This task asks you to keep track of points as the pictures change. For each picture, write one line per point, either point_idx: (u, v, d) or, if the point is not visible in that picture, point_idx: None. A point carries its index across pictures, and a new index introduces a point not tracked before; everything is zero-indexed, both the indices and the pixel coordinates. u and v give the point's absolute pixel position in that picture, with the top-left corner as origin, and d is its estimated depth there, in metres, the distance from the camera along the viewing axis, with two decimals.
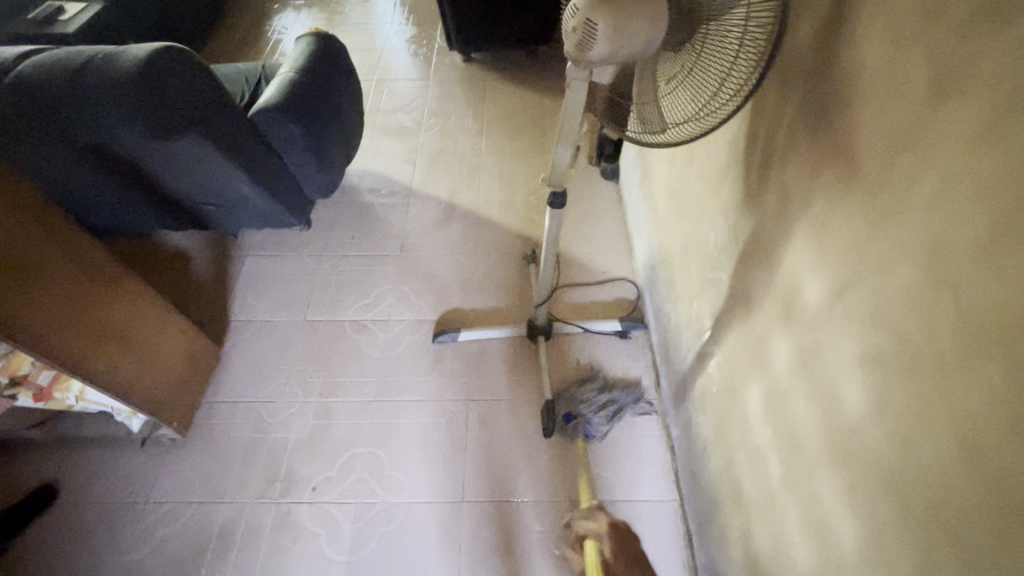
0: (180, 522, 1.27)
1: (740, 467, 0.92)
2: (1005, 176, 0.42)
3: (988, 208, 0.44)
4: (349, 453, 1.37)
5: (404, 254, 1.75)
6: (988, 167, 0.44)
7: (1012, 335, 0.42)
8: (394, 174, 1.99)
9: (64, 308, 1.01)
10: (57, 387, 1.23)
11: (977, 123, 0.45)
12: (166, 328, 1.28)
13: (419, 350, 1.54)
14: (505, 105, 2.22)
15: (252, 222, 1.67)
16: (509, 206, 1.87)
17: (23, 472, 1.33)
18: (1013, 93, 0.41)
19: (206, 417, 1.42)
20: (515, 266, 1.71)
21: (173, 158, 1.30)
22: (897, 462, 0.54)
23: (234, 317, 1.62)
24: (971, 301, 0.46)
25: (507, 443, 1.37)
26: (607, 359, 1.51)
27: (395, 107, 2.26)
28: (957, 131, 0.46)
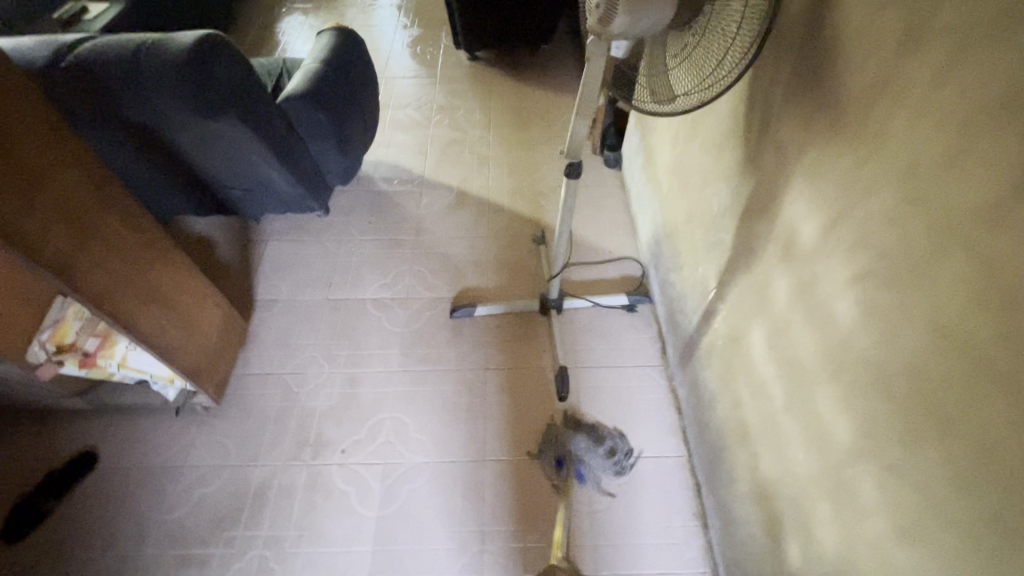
0: (216, 481, 1.35)
1: (746, 406, 1.01)
2: (968, 101, 0.52)
3: (955, 129, 0.54)
4: (376, 418, 1.44)
5: (420, 237, 1.84)
6: (953, 97, 0.54)
7: (978, 229, 0.52)
8: (407, 164, 2.09)
9: (113, 264, 1.10)
10: (100, 355, 1.25)
11: (945, 63, 0.55)
12: (200, 299, 1.37)
13: (438, 324, 1.62)
14: (511, 100, 2.33)
15: (276, 207, 1.75)
16: (518, 193, 1.97)
17: (66, 440, 1.41)
18: (971, 34, 0.52)
19: (237, 388, 1.50)
20: (525, 247, 1.80)
21: (211, 140, 1.39)
22: (886, 358, 0.64)
23: (259, 297, 1.70)
24: (943, 208, 0.56)
25: (524, 408, 1.45)
26: (615, 330, 1.60)
27: (405, 103, 2.36)
28: (929, 71, 0.57)
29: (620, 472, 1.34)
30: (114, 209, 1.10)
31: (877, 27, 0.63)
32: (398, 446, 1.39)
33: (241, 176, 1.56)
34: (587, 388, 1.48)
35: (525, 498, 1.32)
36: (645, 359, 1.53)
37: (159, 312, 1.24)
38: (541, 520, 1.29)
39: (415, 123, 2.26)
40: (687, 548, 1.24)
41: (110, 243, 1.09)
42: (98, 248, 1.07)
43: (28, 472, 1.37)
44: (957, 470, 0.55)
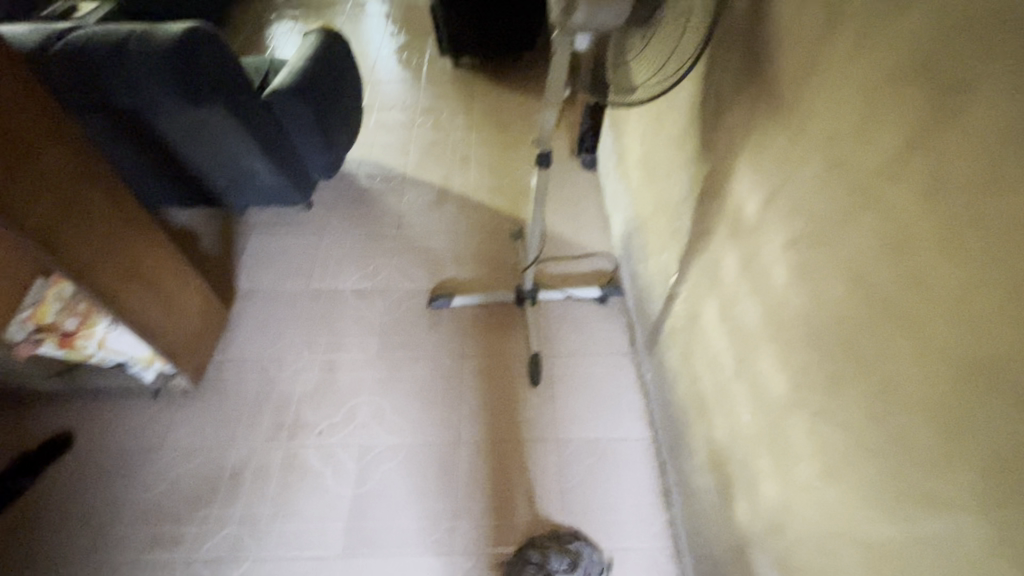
0: (192, 462, 1.37)
1: (703, 379, 1.07)
2: (865, 76, 0.60)
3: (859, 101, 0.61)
4: (352, 402, 1.47)
5: (401, 232, 1.89)
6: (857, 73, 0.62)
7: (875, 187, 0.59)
8: (390, 163, 2.15)
9: (94, 238, 1.13)
10: (80, 334, 1.29)
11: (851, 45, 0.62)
12: (181, 282, 1.40)
13: (416, 314, 1.66)
14: (493, 105, 2.41)
15: (260, 200, 1.80)
16: (497, 191, 2.03)
17: (42, 421, 1.43)
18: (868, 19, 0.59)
19: (216, 373, 1.52)
20: (503, 242, 1.86)
21: (196, 129, 1.43)
22: (812, 313, 0.70)
23: (241, 287, 1.72)
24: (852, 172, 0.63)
25: (498, 393, 1.50)
26: (588, 320, 1.66)
27: (390, 105, 2.42)
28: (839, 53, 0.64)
29: (590, 452, 1.39)
30: (97, 185, 1.13)
31: (801, 18, 0.71)
32: (374, 428, 1.42)
33: (226, 166, 1.60)
34: (559, 374, 1.53)
35: (497, 478, 1.36)
36: (616, 348, 1.59)
37: (140, 290, 1.27)
38: (512, 499, 1.32)
39: (399, 124, 2.32)
40: (652, 524, 1.29)
41: (91, 217, 1.12)
42: (79, 221, 1.10)
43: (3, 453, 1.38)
44: (866, 405, 0.60)
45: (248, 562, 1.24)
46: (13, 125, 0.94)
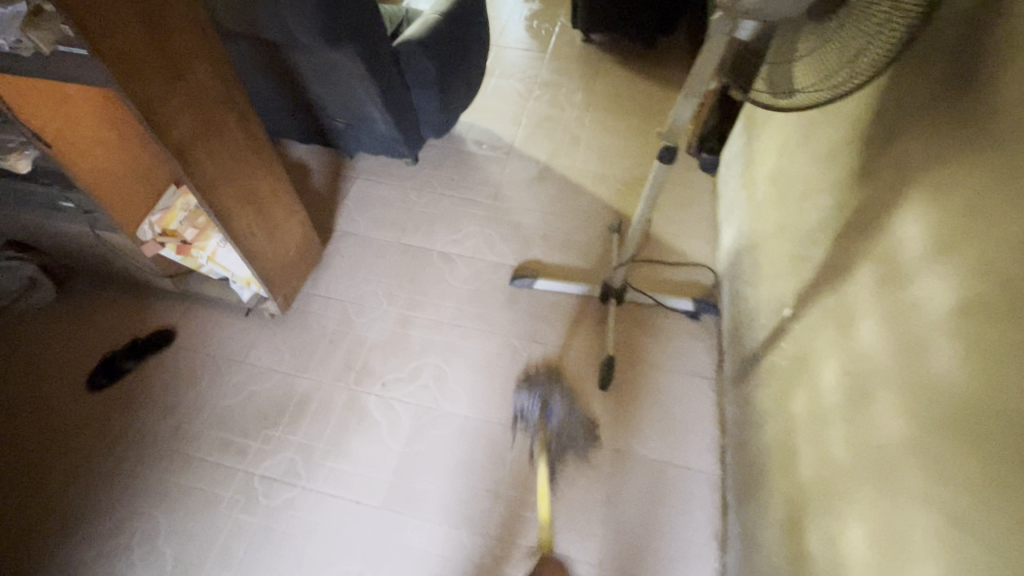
0: (268, 382, 1.43)
1: (801, 432, 0.95)
2: None
3: None
4: (420, 361, 1.48)
5: (497, 203, 1.87)
6: None
7: None
8: (500, 130, 2.11)
9: (225, 159, 1.17)
10: (195, 244, 1.40)
11: None
12: (292, 215, 1.45)
13: (496, 287, 1.64)
14: (615, 90, 2.29)
15: (371, 146, 1.82)
16: (602, 179, 1.96)
17: (152, 315, 1.55)
18: None
19: (302, 304, 1.58)
20: (599, 233, 1.79)
21: (327, 67, 1.46)
22: (977, 396, 0.59)
23: (339, 228, 1.78)
24: None
25: (563, 386, 1.45)
26: (673, 333, 1.56)
27: (510, 71, 2.37)
28: None
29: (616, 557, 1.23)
30: (236, 110, 1.17)
31: None
32: (435, 391, 1.43)
33: (350, 110, 1.64)
34: (632, 384, 1.46)
35: (513, 507, 1.28)
36: (697, 369, 1.48)
37: (257, 218, 1.31)
38: (522, 533, 1.24)
39: (516, 95, 2.26)
40: (695, 568, 1.22)
41: (225, 139, 1.16)
42: (215, 142, 1.13)
43: (116, 337, 1.50)
44: None
45: (299, 488, 1.27)
46: (171, 37, 0.97)
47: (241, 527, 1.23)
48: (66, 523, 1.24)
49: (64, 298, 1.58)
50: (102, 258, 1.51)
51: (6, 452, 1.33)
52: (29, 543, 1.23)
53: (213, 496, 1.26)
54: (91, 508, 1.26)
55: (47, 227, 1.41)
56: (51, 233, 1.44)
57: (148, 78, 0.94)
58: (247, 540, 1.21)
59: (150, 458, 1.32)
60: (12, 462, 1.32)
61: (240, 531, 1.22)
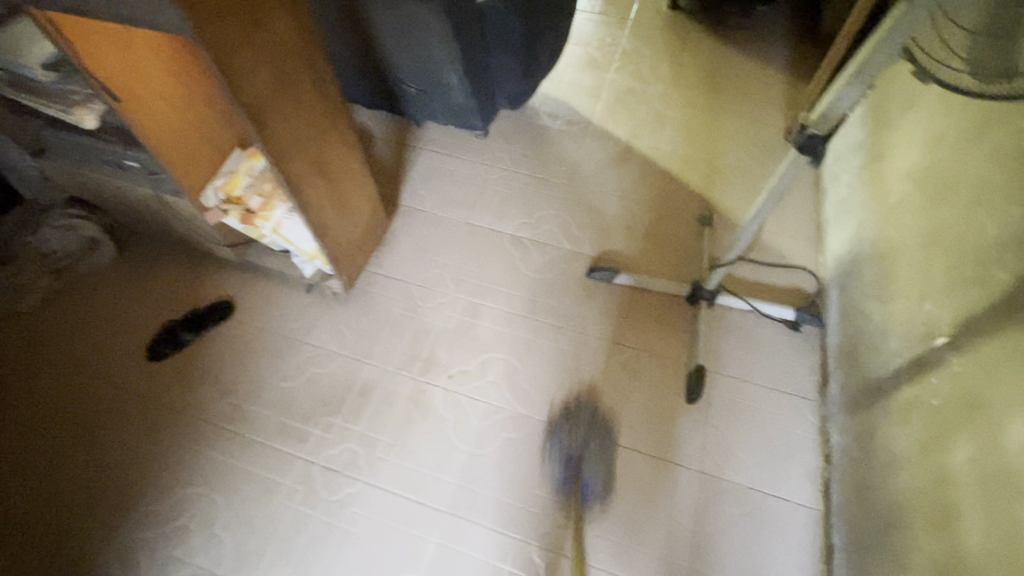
0: (329, 367, 1.35)
1: (965, 494, 0.81)
2: None
3: None
4: (488, 355, 1.37)
5: (573, 185, 1.71)
6: None
7: None
8: (577, 104, 1.93)
9: (300, 124, 1.05)
10: (260, 214, 1.29)
11: None
12: (361, 188, 1.33)
13: (572, 279, 1.50)
14: (705, 63, 2.06)
15: (443, 116, 1.66)
16: (690, 165, 1.77)
17: (210, 284, 1.48)
18: None
19: (366, 284, 1.49)
20: (686, 226, 1.62)
21: (407, 23, 1.33)
22: None
23: (403, 204, 1.66)
24: None
25: (645, 397, 1.33)
26: (769, 345, 1.40)
27: (587, 36, 2.16)
28: None
29: None
30: (313, 69, 1.04)
31: None
32: (504, 390, 1.32)
33: (424, 75, 1.49)
34: (721, 399, 1.32)
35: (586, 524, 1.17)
36: (796, 388, 1.33)
37: (327, 191, 1.20)
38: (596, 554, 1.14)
39: (594, 64, 2.06)
40: None
41: (301, 102, 1.03)
42: (291, 105, 1.01)
43: (174, 305, 1.44)
44: None
45: (360, 483, 1.20)
46: None
47: (300, 519, 1.16)
48: (123, 497, 1.20)
49: (123, 259, 1.52)
50: (164, 223, 1.44)
51: (63, 418, 1.29)
52: (85, 516, 1.18)
53: (272, 484, 1.20)
54: (149, 484, 1.21)
55: (111, 188, 1.34)
56: (114, 193, 1.37)
57: (226, 27, 0.82)
58: (307, 534, 1.15)
59: (208, 437, 1.26)
60: (69, 429, 1.27)
61: (300, 524, 1.16)
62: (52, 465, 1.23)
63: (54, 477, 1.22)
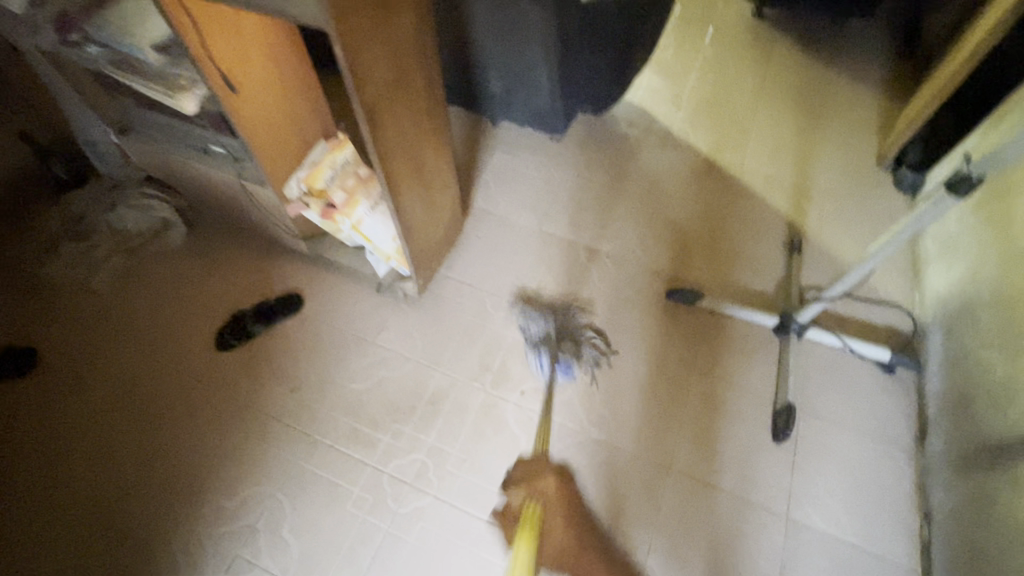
0: (398, 371, 1.31)
1: None
2: None
3: None
4: (562, 373, 1.32)
5: (652, 197, 1.63)
6: None
7: None
8: (656, 110, 1.84)
9: (406, 123, 1.00)
10: (341, 209, 1.23)
11: None
12: (446, 189, 1.28)
13: (651, 299, 1.44)
14: (792, 75, 1.95)
15: (523, 116, 1.59)
16: (776, 185, 1.67)
17: (279, 274, 1.44)
18: None
19: (437, 286, 1.43)
20: (772, 251, 1.54)
21: (508, 21, 1.26)
22: None
23: (476, 204, 1.59)
24: None
25: (726, 431, 1.26)
26: (861, 386, 1.32)
27: (667, 38, 2.06)
28: None
29: None
30: (425, 65, 0.99)
31: None
32: (579, 412, 1.27)
33: (513, 73, 1.43)
34: (807, 441, 1.25)
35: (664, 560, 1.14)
36: (889, 435, 1.26)
37: (419, 192, 1.15)
38: None
39: (675, 69, 1.96)
40: None
41: (410, 100, 0.98)
42: (401, 104, 0.96)
43: (242, 294, 1.41)
44: None
45: (430, 497, 1.17)
46: None
47: (369, 530, 1.13)
48: (189, 493, 1.17)
49: (193, 240, 1.48)
50: (238, 209, 1.40)
51: (129, 402, 1.26)
52: (151, 510, 1.15)
53: (340, 491, 1.17)
54: (215, 482, 1.18)
55: (189, 171, 1.31)
56: (191, 176, 1.34)
57: (359, 22, 0.77)
58: (375, 546, 1.12)
59: (275, 436, 1.23)
60: (134, 414, 1.25)
61: (368, 535, 1.13)
62: (117, 453, 1.20)
63: (119, 466, 1.19)
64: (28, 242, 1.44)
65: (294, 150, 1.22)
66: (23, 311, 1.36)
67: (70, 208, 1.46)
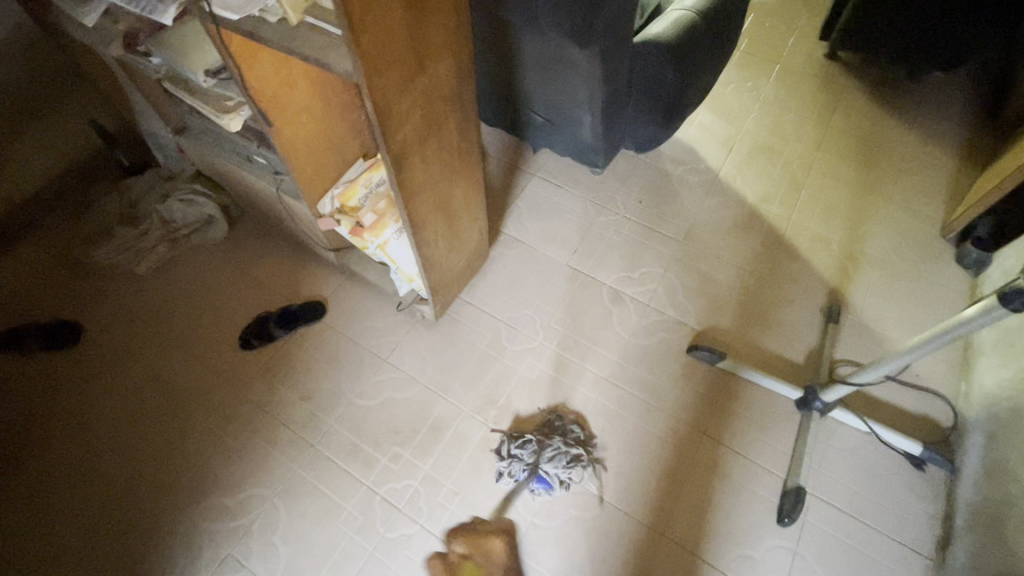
0: (406, 393, 1.33)
1: None
2: None
3: None
4: (567, 418, 1.30)
5: (687, 245, 1.58)
6: None
7: None
8: (705, 151, 1.78)
9: (435, 163, 1.01)
10: (369, 229, 1.23)
11: None
12: (472, 220, 1.28)
13: (670, 353, 1.39)
14: (858, 127, 1.84)
15: (563, 148, 1.57)
16: (822, 245, 1.59)
17: (307, 281, 1.49)
18: None
19: (455, 312, 1.44)
20: (807, 318, 1.46)
21: (556, 60, 1.25)
22: None
23: (505, 231, 1.58)
24: None
25: (729, 504, 1.21)
26: (883, 478, 1.23)
27: (728, 75, 1.97)
28: None
29: None
30: (460, 108, 0.99)
31: None
32: (579, 462, 1.25)
33: (556, 108, 1.41)
34: (815, 529, 1.18)
35: None
36: (907, 538, 1.17)
37: (443, 225, 1.16)
38: None
39: (731, 109, 1.88)
40: None
41: (441, 142, 0.99)
42: (431, 146, 0.97)
43: (271, 296, 1.47)
44: None
45: (418, 526, 1.18)
46: (426, 26, 0.79)
47: (355, 549, 1.16)
48: (193, 486, 1.23)
49: (233, 237, 1.55)
50: (275, 214, 1.46)
51: (152, 389, 1.34)
52: (156, 497, 1.22)
53: (333, 506, 1.20)
54: (219, 479, 1.23)
55: (234, 176, 1.37)
56: (235, 180, 1.40)
57: (392, 75, 0.78)
58: (359, 566, 1.15)
59: (280, 443, 1.27)
60: (156, 401, 1.32)
61: (353, 554, 1.16)
62: (135, 437, 1.28)
63: (135, 449, 1.26)
64: (87, 223, 1.55)
65: (331, 169, 1.25)
66: (74, 288, 1.47)
67: (127, 196, 1.56)
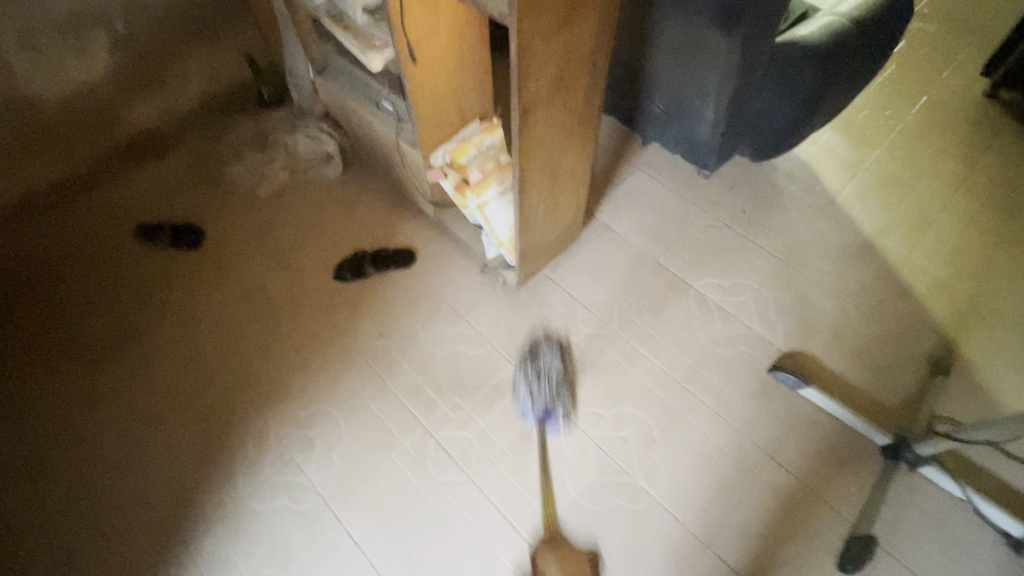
0: (476, 351, 1.36)
1: None
2: None
3: None
4: (629, 409, 1.28)
5: (788, 263, 1.50)
6: None
7: None
8: (825, 173, 1.67)
9: (555, 126, 1.03)
10: (473, 187, 1.27)
11: None
12: (573, 196, 1.29)
13: (748, 368, 1.33)
14: (1010, 173, 1.65)
15: (673, 144, 1.53)
16: (942, 291, 1.45)
17: (402, 229, 1.56)
18: None
19: (536, 284, 1.46)
20: (909, 364, 1.34)
21: (690, 46, 1.23)
22: None
23: (599, 217, 1.57)
24: None
25: (784, 535, 1.14)
26: (971, 553, 1.11)
27: (865, 97, 1.84)
28: None
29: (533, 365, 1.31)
30: (589, 76, 1.00)
31: None
32: (633, 454, 1.23)
33: (678, 98, 1.38)
34: None
35: None
36: None
37: (546, 192, 1.18)
38: None
39: (863, 133, 1.76)
40: None
41: (565, 107, 1.00)
42: (556, 108, 0.99)
43: (368, 237, 1.55)
44: None
45: (465, 477, 1.21)
46: None
47: (403, 483, 1.21)
48: (272, 391, 1.33)
49: (344, 177, 1.66)
50: (387, 161, 1.54)
51: (252, 299, 1.46)
52: (238, 395, 1.33)
53: (391, 439, 1.26)
54: (293, 392, 1.33)
55: (359, 118, 1.46)
56: (359, 122, 1.49)
57: (540, 24, 0.80)
58: (404, 498, 1.20)
59: (353, 372, 1.35)
60: (253, 311, 1.44)
61: (401, 486, 1.21)
62: (231, 337, 1.41)
63: (228, 348, 1.39)
64: (224, 144, 1.71)
65: (448, 124, 1.31)
66: (205, 197, 1.64)
67: (263, 125, 1.72)
